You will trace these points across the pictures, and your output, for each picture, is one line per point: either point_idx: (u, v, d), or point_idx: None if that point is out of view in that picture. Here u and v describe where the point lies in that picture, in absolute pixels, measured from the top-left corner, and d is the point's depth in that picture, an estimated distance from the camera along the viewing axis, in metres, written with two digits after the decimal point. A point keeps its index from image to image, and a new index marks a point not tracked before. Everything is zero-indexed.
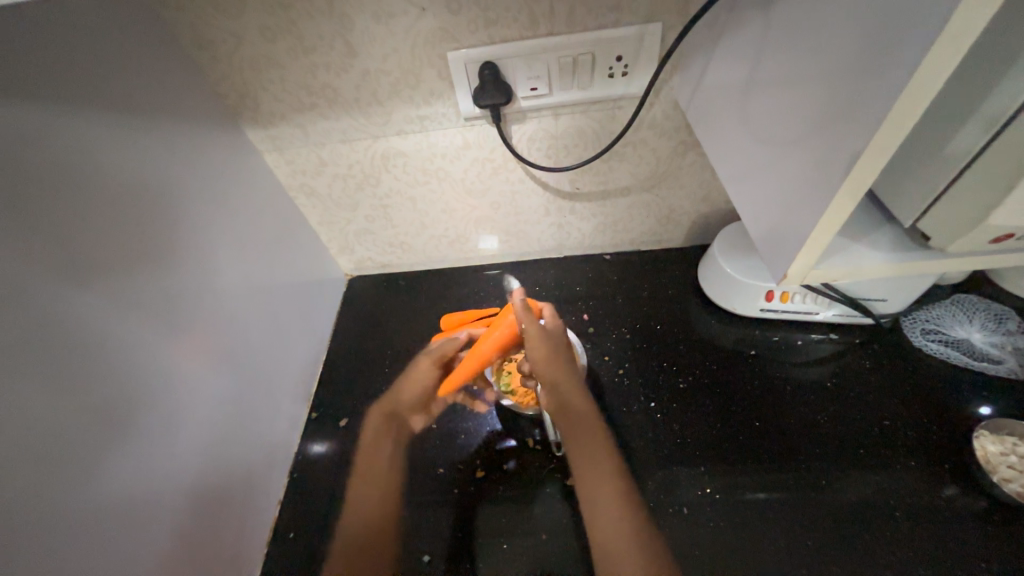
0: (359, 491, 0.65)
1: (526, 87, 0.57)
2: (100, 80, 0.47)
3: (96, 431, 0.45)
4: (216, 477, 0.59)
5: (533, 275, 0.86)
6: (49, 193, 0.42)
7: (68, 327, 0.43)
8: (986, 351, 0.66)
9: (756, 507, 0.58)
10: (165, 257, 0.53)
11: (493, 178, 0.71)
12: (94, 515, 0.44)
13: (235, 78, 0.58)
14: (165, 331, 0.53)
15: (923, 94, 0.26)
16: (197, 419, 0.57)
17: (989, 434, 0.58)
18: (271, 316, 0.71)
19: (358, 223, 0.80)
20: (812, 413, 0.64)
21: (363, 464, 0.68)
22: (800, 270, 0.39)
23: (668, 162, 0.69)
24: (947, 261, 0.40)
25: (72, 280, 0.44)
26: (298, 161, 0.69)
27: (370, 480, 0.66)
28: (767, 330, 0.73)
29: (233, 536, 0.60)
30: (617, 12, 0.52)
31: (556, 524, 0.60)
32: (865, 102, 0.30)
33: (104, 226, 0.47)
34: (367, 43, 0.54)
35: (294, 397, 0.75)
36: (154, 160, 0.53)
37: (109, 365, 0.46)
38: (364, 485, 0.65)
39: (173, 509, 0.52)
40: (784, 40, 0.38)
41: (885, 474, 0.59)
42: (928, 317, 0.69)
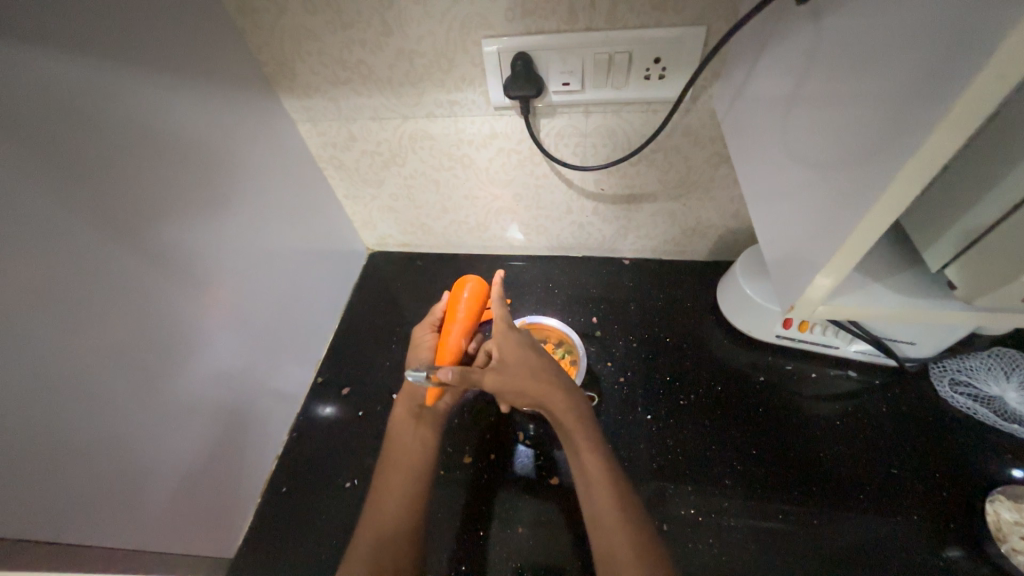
0: (381, 476, 0.59)
1: (558, 81, 0.56)
2: (147, 39, 0.50)
3: (106, 370, 0.47)
4: (218, 427, 0.62)
5: (549, 271, 0.85)
6: (91, 144, 0.45)
7: (92, 270, 0.46)
8: (1020, 412, 0.61)
9: (739, 536, 0.57)
10: (192, 213, 0.56)
11: (517, 170, 0.70)
12: (99, 447, 0.47)
13: (275, 47, 0.60)
14: (184, 283, 0.56)
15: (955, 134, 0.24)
16: (205, 370, 0.60)
17: (1005, 500, 0.54)
18: (289, 281, 0.74)
19: (382, 200, 0.81)
20: (815, 450, 0.62)
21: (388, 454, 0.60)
22: (808, 301, 0.38)
23: (699, 172, 0.67)
24: (973, 315, 0.38)
25: (100, 227, 0.46)
26: (329, 133, 0.71)
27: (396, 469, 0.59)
28: (781, 357, 0.70)
29: (228, 484, 0.63)
30: (659, 12, 0.50)
31: (535, 520, 0.61)
32: (893, 134, 0.27)
33: (136, 179, 0.49)
34: (403, 23, 0.54)
35: (302, 361, 0.77)
36: (191, 120, 0.55)
37: (125, 310, 0.49)
38: (389, 470, 0.59)
39: (173, 452, 0.56)
40: (826, 57, 0.35)
41: (883, 525, 0.56)
42: (960, 367, 0.65)
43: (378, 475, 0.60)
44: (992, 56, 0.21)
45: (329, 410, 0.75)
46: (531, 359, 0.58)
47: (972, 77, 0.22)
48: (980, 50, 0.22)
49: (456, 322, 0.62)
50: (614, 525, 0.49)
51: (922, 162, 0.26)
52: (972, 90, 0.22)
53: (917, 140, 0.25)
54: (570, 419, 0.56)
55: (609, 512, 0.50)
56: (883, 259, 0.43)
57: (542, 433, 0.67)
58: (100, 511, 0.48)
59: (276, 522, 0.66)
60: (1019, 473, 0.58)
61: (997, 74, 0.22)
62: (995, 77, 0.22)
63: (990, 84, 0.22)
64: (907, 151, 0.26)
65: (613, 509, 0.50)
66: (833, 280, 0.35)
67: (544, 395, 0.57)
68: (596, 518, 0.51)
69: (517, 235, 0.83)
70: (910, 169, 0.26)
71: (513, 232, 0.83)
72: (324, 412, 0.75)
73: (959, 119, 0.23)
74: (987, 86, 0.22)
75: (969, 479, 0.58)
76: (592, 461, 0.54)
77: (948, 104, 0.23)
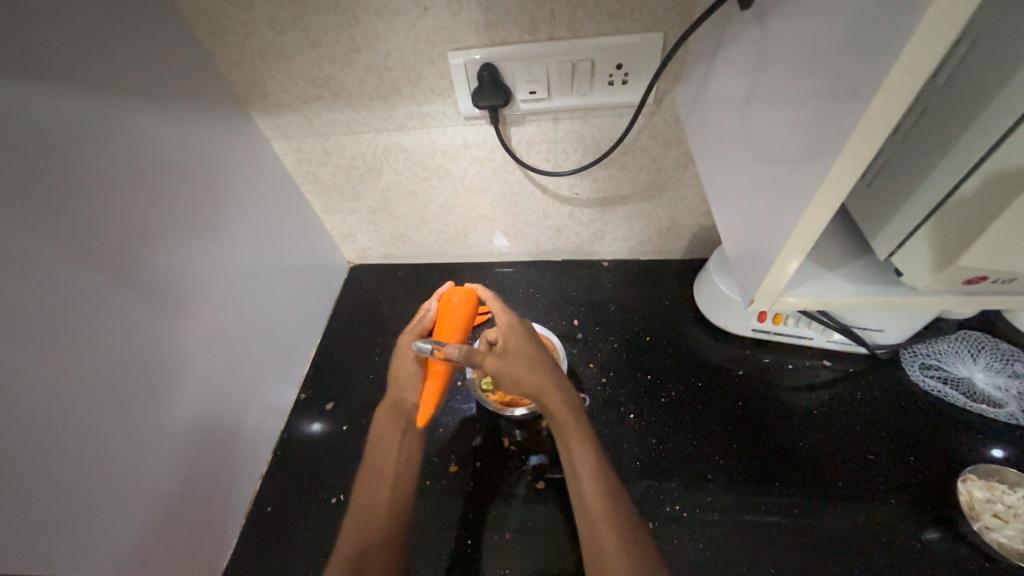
0: (364, 488, 0.58)
1: (525, 90, 0.58)
2: (116, 64, 0.50)
3: (83, 395, 0.47)
4: (200, 448, 0.61)
5: (529, 276, 0.86)
6: (60, 169, 0.45)
7: (64, 295, 0.45)
8: (988, 392, 0.63)
9: (724, 530, 0.57)
10: (167, 232, 0.56)
11: (492, 178, 0.71)
12: (78, 475, 0.46)
13: (245, 67, 0.61)
14: (162, 305, 0.55)
15: (883, 125, 0.26)
16: (185, 391, 0.59)
17: (978, 479, 0.56)
18: (269, 298, 0.73)
19: (361, 213, 0.82)
20: (795, 439, 0.63)
21: (372, 462, 0.60)
22: (767, 294, 0.39)
23: (668, 173, 0.68)
24: (924, 300, 0.40)
25: (73, 250, 0.46)
26: (303, 149, 0.71)
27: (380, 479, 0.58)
28: (758, 350, 0.72)
29: (211, 506, 0.62)
30: (618, 21, 0.51)
31: (522, 525, 0.61)
32: (828, 130, 0.29)
33: (109, 200, 0.49)
34: (370, 39, 0.55)
35: (287, 377, 0.77)
36: (162, 141, 0.55)
37: (102, 333, 0.49)
38: (372, 482, 0.58)
39: (155, 476, 0.55)
40: (768, 59, 0.37)
41: (863, 509, 0.57)
42: (929, 351, 0.67)
43: (360, 488, 0.58)
44: (906, 50, 0.23)
45: (314, 425, 0.75)
46: (530, 349, 0.59)
47: (891, 71, 0.24)
48: (897, 45, 0.23)
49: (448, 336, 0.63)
50: (600, 518, 0.50)
51: (857, 152, 0.27)
52: (892, 82, 0.24)
53: (848, 134, 0.27)
54: (561, 411, 0.56)
55: (597, 505, 0.51)
56: (842, 249, 0.44)
57: (528, 438, 0.67)
58: (81, 541, 0.47)
59: (264, 542, 0.65)
60: (999, 452, 0.59)
61: (911, 70, 0.23)
62: (910, 69, 0.23)
63: (908, 74, 0.23)
64: (842, 141, 0.27)
65: (600, 501, 0.51)
66: (787, 272, 0.36)
67: (541, 387, 0.57)
68: (583, 509, 0.51)
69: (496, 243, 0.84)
70: (847, 158, 0.27)
71: (501, 239, 0.83)
72: (311, 429, 0.74)
73: (885, 110, 0.25)
74: (903, 82, 0.24)
75: (944, 460, 0.59)
76: (582, 453, 0.54)
77: (872, 96, 0.25)
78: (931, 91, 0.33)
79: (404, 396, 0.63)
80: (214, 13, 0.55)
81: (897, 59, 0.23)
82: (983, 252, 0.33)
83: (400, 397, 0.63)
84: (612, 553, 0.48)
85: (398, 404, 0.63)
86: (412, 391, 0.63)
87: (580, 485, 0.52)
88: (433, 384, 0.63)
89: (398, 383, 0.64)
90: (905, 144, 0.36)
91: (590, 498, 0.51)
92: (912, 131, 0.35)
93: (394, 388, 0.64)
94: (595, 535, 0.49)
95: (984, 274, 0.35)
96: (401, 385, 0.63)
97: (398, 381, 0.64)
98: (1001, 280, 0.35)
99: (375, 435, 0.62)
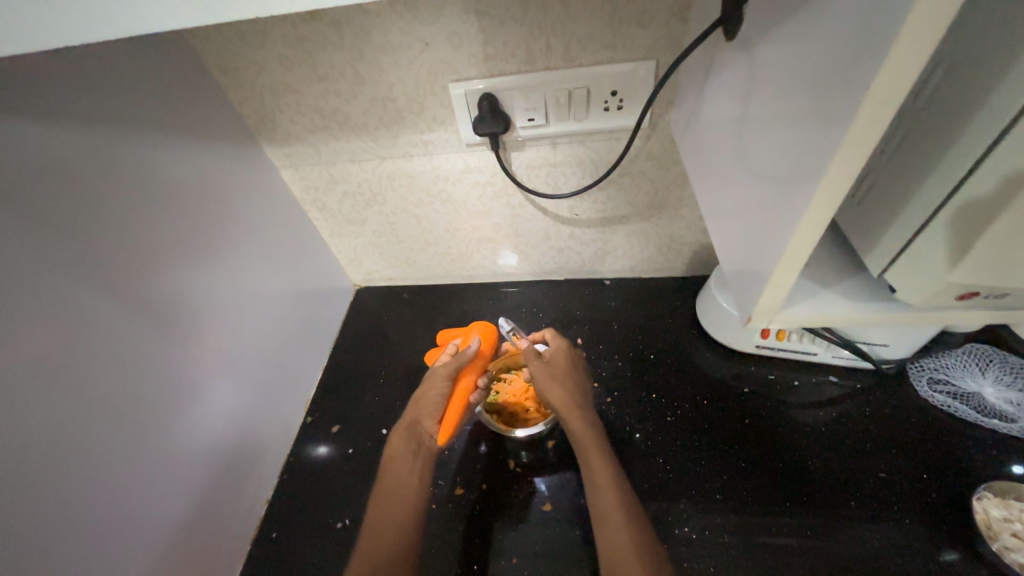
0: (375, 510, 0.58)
1: (524, 117, 0.60)
2: (131, 103, 0.52)
3: (90, 423, 0.47)
4: (206, 473, 0.61)
5: (532, 296, 0.87)
6: (80, 203, 0.47)
7: (73, 326, 0.46)
8: (999, 407, 0.62)
9: (735, 552, 0.56)
10: (176, 258, 0.57)
11: (494, 201, 0.73)
12: (85, 503, 0.46)
13: (255, 101, 0.63)
14: (174, 331, 0.57)
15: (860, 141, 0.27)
16: (192, 416, 0.59)
17: (993, 498, 0.54)
18: (277, 322, 0.75)
19: (365, 236, 0.83)
20: (804, 458, 0.62)
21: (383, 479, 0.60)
22: (763, 313, 0.39)
23: (667, 193, 0.69)
24: (916, 314, 0.40)
25: (82, 281, 0.47)
26: (311, 177, 0.73)
27: (389, 496, 0.58)
28: (764, 367, 0.71)
29: (219, 531, 0.62)
30: (611, 50, 0.53)
31: (527, 548, 0.60)
32: (815, 152, 0.30)
33: (119, 231, 0.51)
34: (375, 72, 0.57)
35: (293, 402, 0.77)
36: (172, 173, 0.57)
37: (110, 363, 0.49)
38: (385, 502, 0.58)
39: (165, 500, 0.55)
40: (756, 84, 0.38)
41: (877, 529, 0.56)
42: (937, 365, 0.66)
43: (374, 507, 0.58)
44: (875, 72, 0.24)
45: (320, 450, 0.74)
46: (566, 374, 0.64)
47: (868, 96, 0.25)
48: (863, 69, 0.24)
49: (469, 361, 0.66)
50: (619, 527, 0.51)
51: (841, 169, 0.28)
52: (869, 106, 0.25)
53: (830, 158, 0.28)
54: (583, 431, 0.59)
55: (617, 518, 0.52)
56: (839, 266, 0.45)
57: (535, 460, 0.67)
58: (91, 567, 0.47)
59: (267, 570, 0.64)
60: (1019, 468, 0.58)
61: (887, 98, 0.24)
62: (886, 95, 0.24)
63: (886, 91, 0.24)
64: (829, 158, 0.28)
65: (617, 508, 0.52)
66: (783, 289, 0.37)
67: (565, 402, 0.61)
68: (601, 524, 0.52)
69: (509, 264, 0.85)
70: (832, 176, 0.28)
71: (505, 258, 0.84)
72: (316, 454, 0.74)
73: (865, 132, 0.26)
74: (880, 108, 0.25)
75: (957, 478, 0.58)
76: (602, 465, 0.56)
77: (854, 117, 0.26)
78: (915, 112, 0.34)
79: (421, 420, 0.62)
80: (227, 53, 0.58)
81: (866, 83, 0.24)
82: (970, 271, 0.33)
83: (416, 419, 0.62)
84: (629, 564, 0.48)
85: (415, 426, 0.62)
86: (432, 416, 0.62)
87: (601, 497, 0.54)
88: (459, 401, 0.63)
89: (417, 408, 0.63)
90: (892, 163, 0.37)
91: (610, 510, 0.53)
92: (897, 152, 0.36)
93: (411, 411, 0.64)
94: (614, 548, 0.50)
95: (975, 289, 0.35)
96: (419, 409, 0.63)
97: (419, 404, 0.63)
98: (991, 295, 0.36)
99: (387, 455, 0.61)
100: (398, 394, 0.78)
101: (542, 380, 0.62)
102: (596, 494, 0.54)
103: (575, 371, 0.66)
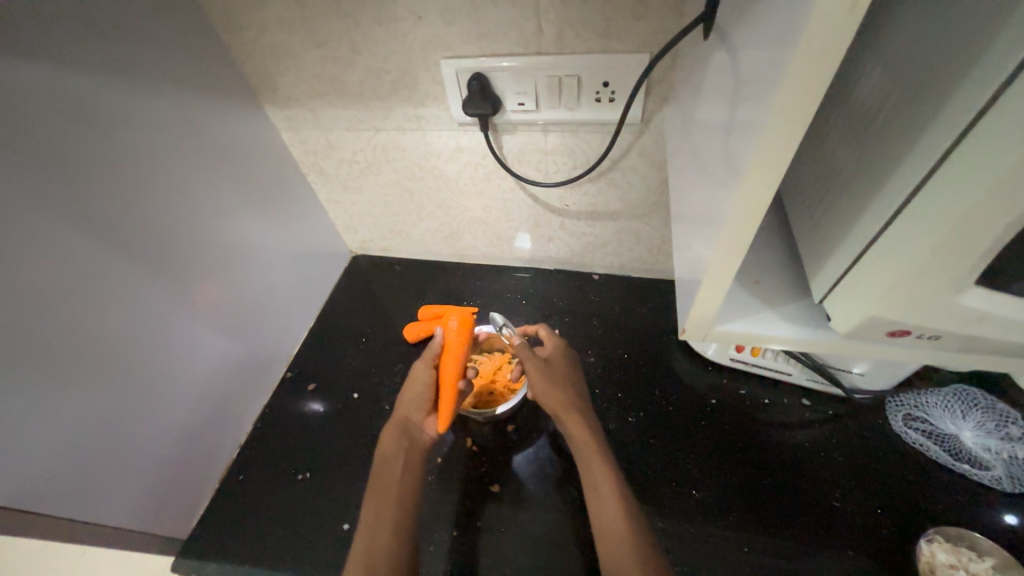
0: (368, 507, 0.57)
1: (514, 101, 0.59)
2: (134, 53, 0.54)
3: (76, 354, 0.50)
4: (182, 413, 0.64)
5: (519, 282, 0.87)
6: (80, 146, 0.50)
7: (65, 262, 0.49)
8: (974, 453, 0.59)
9: (665, 558, 0.57)
10: (171, 207, 0.60)
11: (485, 183, 0.73)
12: (67, 425, 0.50)
13: (257, 60, 0.64)
14: (163, 276, 0.60)
15: (784, 152, 0.26)
16: (173, 360, 0.62)
17: (943, 542, 0.52)
18: (266, 279, 0.77)
19: (362, 206, 0.85)
20: (758, 476, 0.61)
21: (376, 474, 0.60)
22: (698, 324, 0.39)
23: (659, 193, 0.68)
24: (862, 348, 0.38)
25: (77, 220, 0.50)
26: (309, 141, 0.74)
27: (383, 488, 0.58)
28: (737, 381, 0.70)
29: (188, 468, 0.66)
30: (605, 39, 0.52)
31: (464, 522, 0.63)
32: (744, 165, 0.28)
33: (114, 174, 0.53)
34: (369, 42, 0.57)
35: (275, 357, 0.80)
36: (170, 124, 0.59)
37: (99, 300, 0.52)
38: (379, 495, 0.58)
39: (142, 433, 0.59)
40: None
41: (815, 559, 0.55)
42: (917, 403, 0.63)
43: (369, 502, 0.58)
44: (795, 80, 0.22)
45: (294, 407, 0.77)
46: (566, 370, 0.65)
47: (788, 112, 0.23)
48: (786, 78, 0.23)
49: (451, 352, 0.66)
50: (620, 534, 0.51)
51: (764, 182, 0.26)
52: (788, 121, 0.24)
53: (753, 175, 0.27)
54: (582, 431, 0.59)
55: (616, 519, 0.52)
56: (798, 287, 0.43)
57: (490, 442, 0.69)
58: (69, 485, 0.51)
59: (231, 509, 0.68)
60: (1013, 519, 0.55)
61: None
62: None
63: (809, 101, 0.23)
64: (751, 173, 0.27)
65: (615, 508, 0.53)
66: (712, 302, 0.36)
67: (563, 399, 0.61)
68: (601, 524, 0.53)
69: (528, 245, 0.83)
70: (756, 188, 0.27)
71: (522, 242, 0.83)
72: (290, 408, 0.77)
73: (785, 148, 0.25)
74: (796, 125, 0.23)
75: (912, 517, 0.56)
76: (602, 470, 0.56)
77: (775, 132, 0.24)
78: (880, 135, 0.32)
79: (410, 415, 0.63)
80: (231, 11, 0.59)
81: (787, 93, 0.23)
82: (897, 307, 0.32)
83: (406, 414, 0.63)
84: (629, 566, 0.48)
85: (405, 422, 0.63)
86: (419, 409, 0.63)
87: (600, 496, 0.54)
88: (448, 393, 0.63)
89: (405, 403, 0.64)
90: (849, 187, 0.35)
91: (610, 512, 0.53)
92: (854, 174, 0.35)
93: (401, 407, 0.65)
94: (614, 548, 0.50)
95: (907, 327, 0.33)
96: (408, 403, 0.64)
97: (407, 399, 0.64)
98: (924, 336, 0.34)
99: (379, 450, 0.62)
100: (374, 361, 0.81)
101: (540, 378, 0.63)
102: (595, 493, 0.55)
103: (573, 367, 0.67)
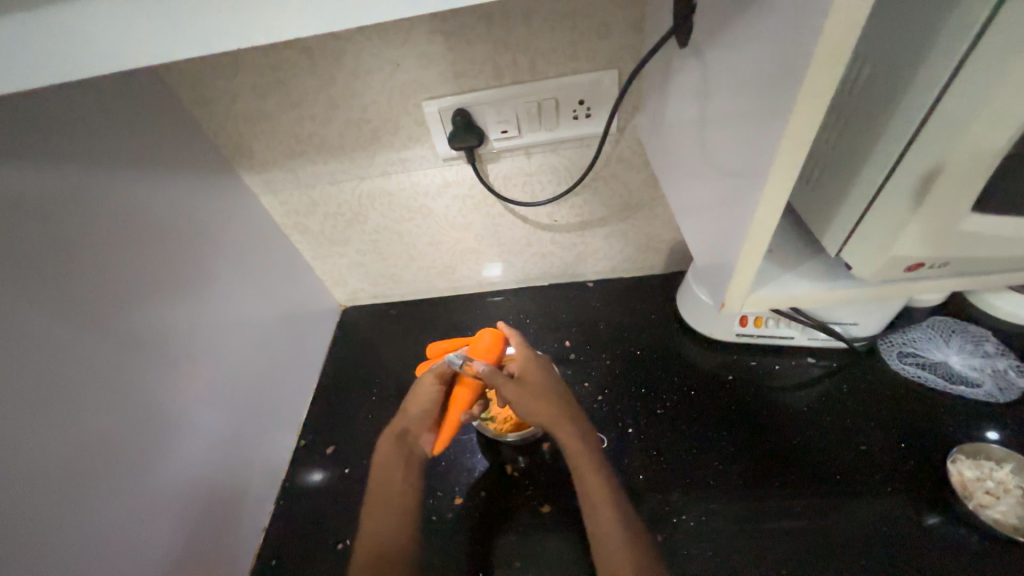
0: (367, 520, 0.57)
1: (497, 130, 0.62)
2: (106, 142, 0.53)
3: (76, 464, 0.47)
4: (196, 506, 0.60)
5: (519, 303, 0.88)
6: (57, 240, 0.47)
7: (50, 365, 0.46)
8: (965, 374, 0.66)
9: (731, 536, 0.58)
10: (158, 287, 0.57)
11: (474, 212, 0.75)
12: (75, 544, 0.46)
13: (229, 129, 0.64)
14: (159, 365, 0.57)
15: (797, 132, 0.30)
16: (179, 450, 0.58)
17: (966, 460, 0.58)
18: (263, 347, 0.74)
19: (350, 256, 0.84)
20: (790, 438, 0.64)
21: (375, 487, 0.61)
22: (735, 300, 0.42)
23: (640, 193, 0.72)
24: (875, 290, 0.43)
25: (61, 318, 0.47)
26: (290, 201, 0.74)
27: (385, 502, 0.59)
28: (747, 354, 0.74)
29: (214, 564, 0.61)
30: (574, 61, 0.56)
31: (529, 550, 0.61)
32: (759, 148, 0.32)
33: (95, 264, 0.50)
34: (348, 95, 0.59)
35: (285, 426, 0.76)
36: (151, 206, 0.57)
37: (94, 401, 0.49)
38: (380, 507, 0.59)
39: (155, 536, 0.54)
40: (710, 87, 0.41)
41: (863, 504, 0.58)
42: (905, 340, 0.70)
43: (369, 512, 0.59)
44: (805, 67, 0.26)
45: (316, 476, 0.73)
46: (547, 385, 0.63)
47: (798, 96, 0.27)
48: (794, 66, 0.27)
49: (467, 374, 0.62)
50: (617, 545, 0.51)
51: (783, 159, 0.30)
52: (799, 104, 0.27)
53: (772, 155, 0.30)
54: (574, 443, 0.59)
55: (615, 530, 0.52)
56: (801, 252, 0.47)
57: (533, 462, 0.68)
58: None
59: None
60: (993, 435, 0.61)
61: (811, 97, 0.27)
62: (811, 96, 0.27)
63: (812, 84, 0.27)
64: (770, 154, 0.30)
65: (611, 517, 0.53)
66: (747, 277, 0.39)
67: (549, 416, 0.60)
68: (597, 535, 0.53)
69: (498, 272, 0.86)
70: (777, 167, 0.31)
71: (491, 271, 0.86)
72: (312, 478, 0.73)
73: (798, 128, 0.28)
74: (807, 106, 0.27)
75: (931, 443, 0.61)
76: (597, 481, 0.56)
77: (788, 116, 0.28)
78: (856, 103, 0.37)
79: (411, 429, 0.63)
80: (200, 85, 0.59)
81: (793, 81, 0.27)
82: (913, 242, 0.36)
83: (406, 427, 0.63)
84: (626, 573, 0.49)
85: (404, 435, 0.63)
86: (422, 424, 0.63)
87: (595, 507, 0.54)
88: (452, 416, 0.61)
89: (408, 415, 0.63)
90: (839, 153, 0.40)
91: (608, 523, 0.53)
92: (841, 141, 0.39)
93: (403, 418, 0.64)
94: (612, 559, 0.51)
95: (919, 260, 0.39)
96: (409, 417, 0.63)
97: (410, 412, 0.63)
98: (934, 266, 0.40)
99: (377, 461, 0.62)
100: (391, 409, 0.78)
101: (523, 402, 0.60)
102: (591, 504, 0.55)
103: (552, 381, 0.65)
